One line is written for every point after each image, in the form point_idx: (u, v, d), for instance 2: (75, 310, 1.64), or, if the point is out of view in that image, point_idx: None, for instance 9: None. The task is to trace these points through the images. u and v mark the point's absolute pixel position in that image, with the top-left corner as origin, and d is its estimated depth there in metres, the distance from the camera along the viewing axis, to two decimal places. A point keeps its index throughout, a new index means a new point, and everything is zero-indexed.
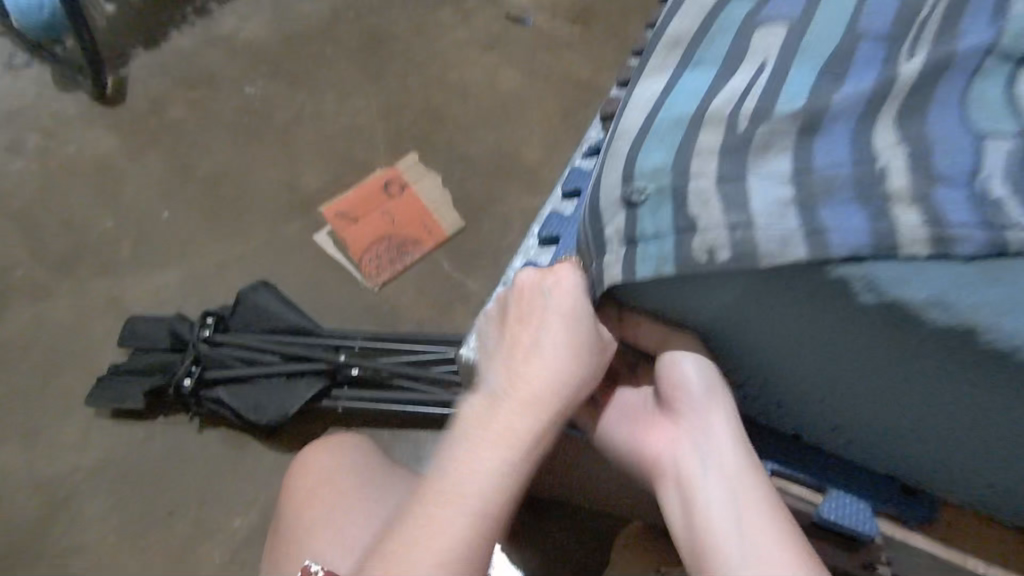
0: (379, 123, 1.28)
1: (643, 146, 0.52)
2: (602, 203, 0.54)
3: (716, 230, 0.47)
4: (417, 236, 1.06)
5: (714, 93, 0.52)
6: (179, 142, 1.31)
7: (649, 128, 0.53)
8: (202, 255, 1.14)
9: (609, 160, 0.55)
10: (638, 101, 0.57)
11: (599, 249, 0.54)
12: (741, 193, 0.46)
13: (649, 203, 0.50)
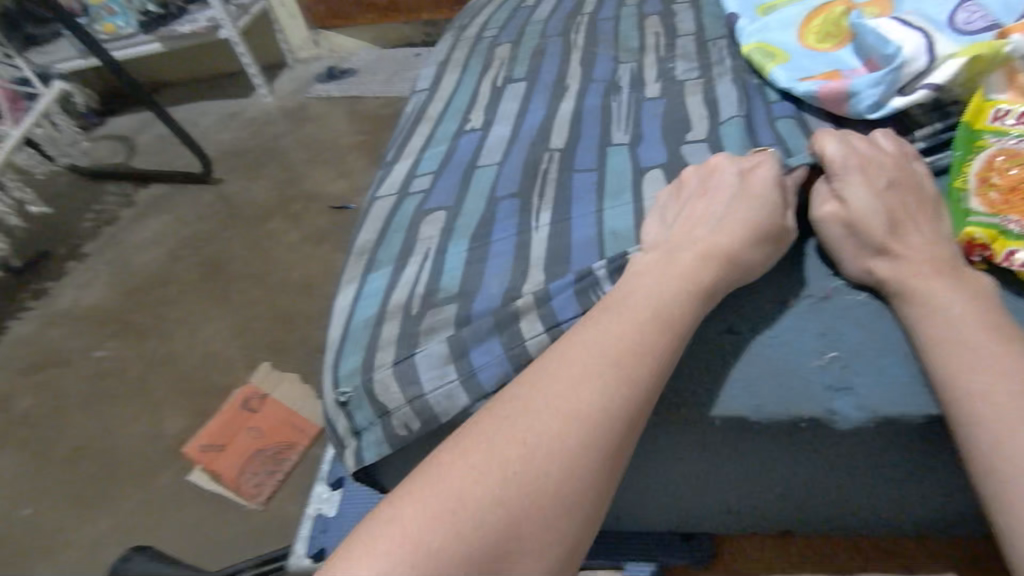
0: (233, 344, 1.33)
1: (346, 347, 0.55)
2: (328, 402, 0.56)
3: (410, 408, 0.50)
4: (289, 441, 1.07)
5: (393, 288, 0.57)
6: (32, 431, 1.28)
7: (352, 327, 0.56)
8: (73, 542, 1.06)
9: (335, 352, 0.56)
10: (345, 296, 0.60)
11: (339, 444, 0.55)
12: (421, 369, 0.50)
13: (358, 400, 0.53)
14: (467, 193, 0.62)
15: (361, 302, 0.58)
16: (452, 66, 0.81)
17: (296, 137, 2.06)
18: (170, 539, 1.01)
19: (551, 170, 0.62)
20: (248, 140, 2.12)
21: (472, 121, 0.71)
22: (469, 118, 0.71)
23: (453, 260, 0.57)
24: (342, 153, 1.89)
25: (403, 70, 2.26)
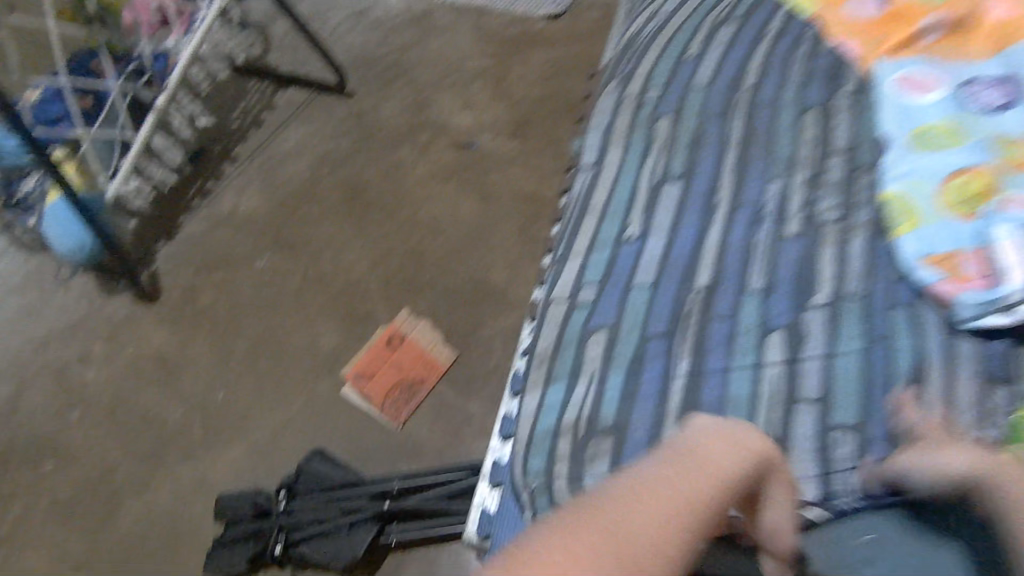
0: (371, 275, 1.54)
1: (530, 452, 0.87)
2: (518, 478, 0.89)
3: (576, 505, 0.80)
4: (422, 376, 1.32)
5: (566, 408, 0.86)
6: (217, 325, 1.58)
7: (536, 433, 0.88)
8: (260, 427, 1.38)
9: (530, 456, 0.88)
10: (528, 406, 0.92)
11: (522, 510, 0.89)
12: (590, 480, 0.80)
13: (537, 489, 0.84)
14: (623, 319, 0.87)
15: (543, 417, 0.89)
16: (618, 130, 1.03)
17: (419, 51, 2.11)
18: (334, 440, 1.31)
19: (696, 314, 0.83)
20: (374, 47, 2.18)
21: (632, 225, 0.94)
22: (631, 223, 0.94)
23: (612, 392, 0.83)
24: (467, 79, 1.94)
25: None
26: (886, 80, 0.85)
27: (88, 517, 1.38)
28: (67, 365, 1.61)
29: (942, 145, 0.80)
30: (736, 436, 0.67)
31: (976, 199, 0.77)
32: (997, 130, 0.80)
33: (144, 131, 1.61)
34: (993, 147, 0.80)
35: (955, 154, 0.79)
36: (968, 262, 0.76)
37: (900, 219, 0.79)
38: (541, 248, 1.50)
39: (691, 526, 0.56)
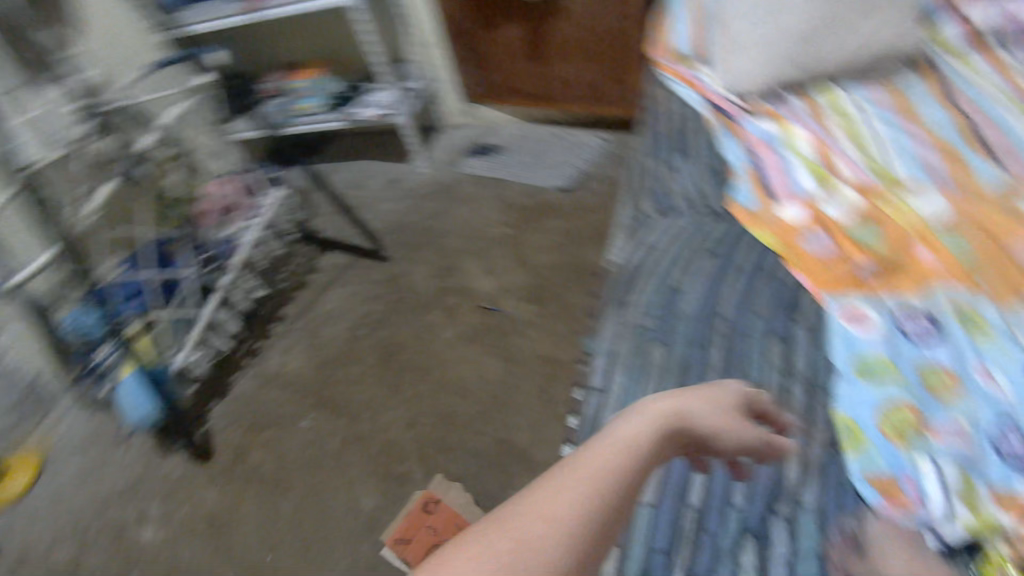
0: (407, 438, 1.71)
1: None
2: None
3: None
4: (456, 540, 1.43)
5: None
6: (265, 484, 1.74)
7: None
8: None
9: None
10: None
11: None
12: None
13: None
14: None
15: None
16: (625, 358, 1.01)
17: (447, 218, 2.39)
18: None
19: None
20: (407, 215, 2.47)
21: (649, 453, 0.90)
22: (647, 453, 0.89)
23: None
24: (490, 248, 2.19)
25: (543, 155, 2.50)
26: (834, 319, 0.94)
27: None
28: (127, 523, 1.76)
29: (879, 379, 0.84)
30: (728, 415, 0.73)
31: (912, 427, 0.77)
32: (927, 360, 0.85)
33: (210, 306, 1.86)
34: (922, 377, 0.83)
35: (885, 389, 0.83)
36: (903, 486, 0.74)
37: (849, 442, 0.80)
38: (559, 409, 1.66)
39: (632, 469, 0.60)
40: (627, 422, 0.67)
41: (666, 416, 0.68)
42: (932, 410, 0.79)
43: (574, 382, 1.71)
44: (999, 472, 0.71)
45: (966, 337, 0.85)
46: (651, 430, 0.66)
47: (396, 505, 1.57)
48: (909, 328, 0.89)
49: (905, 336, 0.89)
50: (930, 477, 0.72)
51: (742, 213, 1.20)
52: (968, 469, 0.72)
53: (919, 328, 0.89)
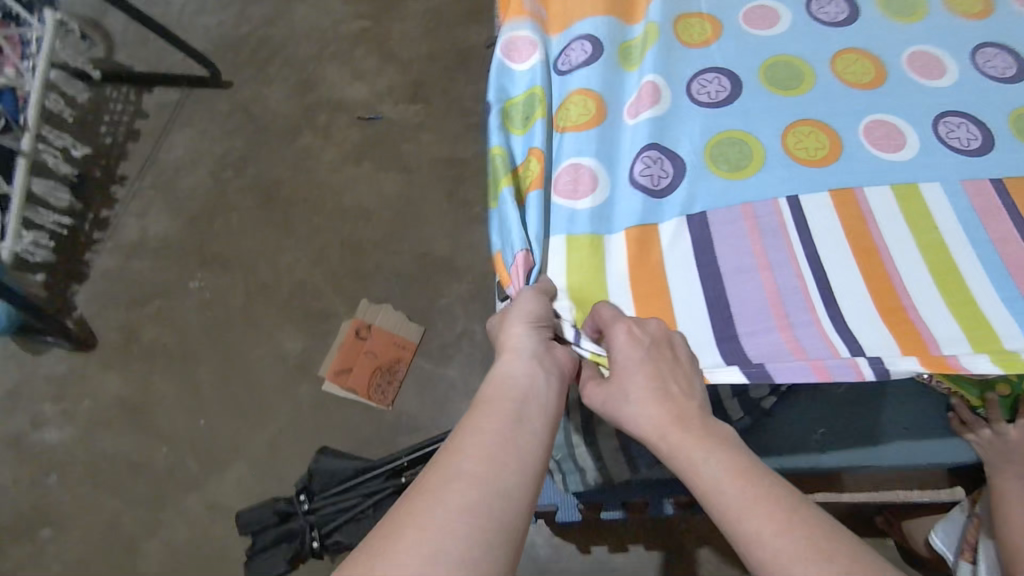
0: (318, 274, 1.57)
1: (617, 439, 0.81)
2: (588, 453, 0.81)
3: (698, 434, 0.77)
4: (396, 358, 1.41)
5: None
6: (171, 359, 1.56)
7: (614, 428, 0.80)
8: (258, 439, 1.43)
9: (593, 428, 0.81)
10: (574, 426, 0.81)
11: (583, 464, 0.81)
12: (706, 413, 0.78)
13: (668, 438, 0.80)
14: None
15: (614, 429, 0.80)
16: None
17: (287, 21, 1.98)
18: (337, 432, 1.40)
19: None
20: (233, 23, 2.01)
21: None
22: None
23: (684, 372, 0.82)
24: (347, 47, 1.88)
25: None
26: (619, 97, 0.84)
27: (107, 567, 1.38)
28: (20, 435, 1.54)
29: (788, 84, 0.82)
30: (668, 371, 0.64)
31: (826, 145, 0.78)
32: (835, 48, 0.84)
33: (19, 177, 1.49)
34: (806, 81, 0.83)
35: (762, 100, 0.82)
36: (744, 289, 0.73)
37: (726, 166, 0.78)
38: (473, 211, 1.57)
39: (508, 475, 0.54)
40: (500, 369, 0.65)
41: (541, 390, 0.63)
42: (813, 108, 0.81)
43: (479, 181, 1.61)
44: (943, 169, 0.76)
45: (841, 39, 0.85)
46: (515, 384, 0.63)
47: (327, 340, 1.49)
48: (697, 92, 0.83)
49: (819, 21, 0.86)
50: (794, 283, 0.72)
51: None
52: (908, 182, 0.76)
53: (716, 84, 0.83)
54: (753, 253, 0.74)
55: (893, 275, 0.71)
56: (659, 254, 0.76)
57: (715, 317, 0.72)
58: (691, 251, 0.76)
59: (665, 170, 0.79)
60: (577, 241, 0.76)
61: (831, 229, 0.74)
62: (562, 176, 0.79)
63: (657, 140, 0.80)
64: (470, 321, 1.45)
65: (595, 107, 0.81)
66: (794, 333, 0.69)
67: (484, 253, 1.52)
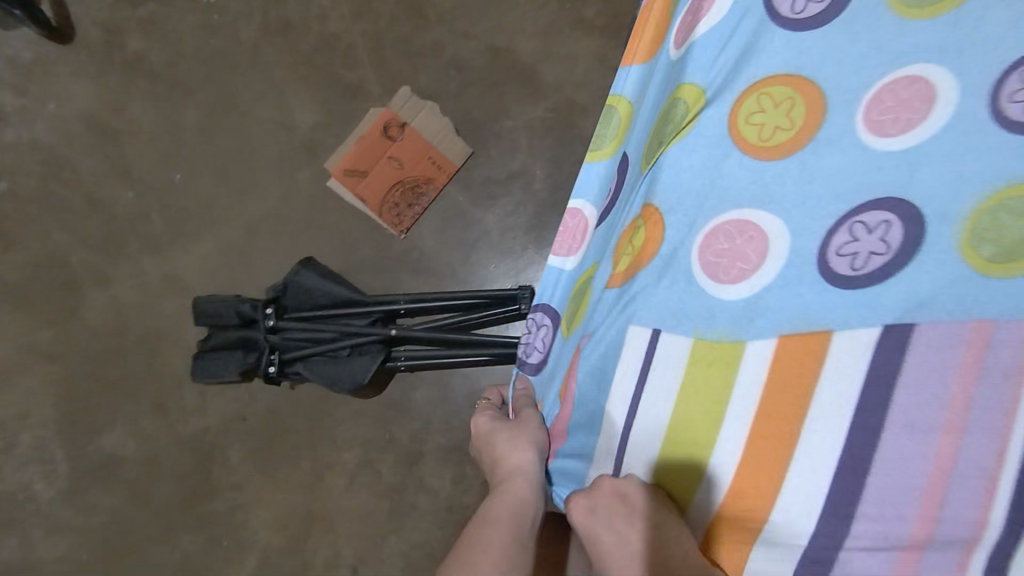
0: (357, 35, 1.17)
1: None
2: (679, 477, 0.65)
3: None
4: (427, 177, 1.08)
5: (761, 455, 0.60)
6: (159, 88, 1.22)
7: None
8: (242, 218, 1.16)
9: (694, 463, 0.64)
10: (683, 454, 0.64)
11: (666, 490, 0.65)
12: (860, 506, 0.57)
13: None
14: None
15: None
16: None
17: None
18: (333, 243, 1.12)
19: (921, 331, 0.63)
20: None
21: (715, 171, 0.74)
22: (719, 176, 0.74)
23: None
24: None
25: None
26: (857, 95, 0.51)
27: (50, 308, 1.18)
28: None
29: None
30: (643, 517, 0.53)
31: None
32: None
33: None
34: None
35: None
36: (905, 446, 0.46)
37: (991, 250, 0.44)
38: (582, 12, 1.12)
39: None
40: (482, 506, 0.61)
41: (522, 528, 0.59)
42: None
43: None
44: None
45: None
46: (493, 515, 0.59)
47: (348, 127, 1.15)
48: (1011, 92, 0.45)
49: None
50: (984, 472, 0.43)
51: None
52: None
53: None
54: (946, 402, 0.45)
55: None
56: (816, 372, 0.48)
57: (842, 474, 0.47)
58: (863, 368, 0.47)
59: (885, 240, 0.48)
60: (706, 350, 0.53)
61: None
62: (707, 245, 0.55)
63: (892, 189, 0.48)
64: (531, 161, 1.09)
65: (806, 118, 0.53)
66: (933, 526, 0.44)
67: (577, 76, 1.11)
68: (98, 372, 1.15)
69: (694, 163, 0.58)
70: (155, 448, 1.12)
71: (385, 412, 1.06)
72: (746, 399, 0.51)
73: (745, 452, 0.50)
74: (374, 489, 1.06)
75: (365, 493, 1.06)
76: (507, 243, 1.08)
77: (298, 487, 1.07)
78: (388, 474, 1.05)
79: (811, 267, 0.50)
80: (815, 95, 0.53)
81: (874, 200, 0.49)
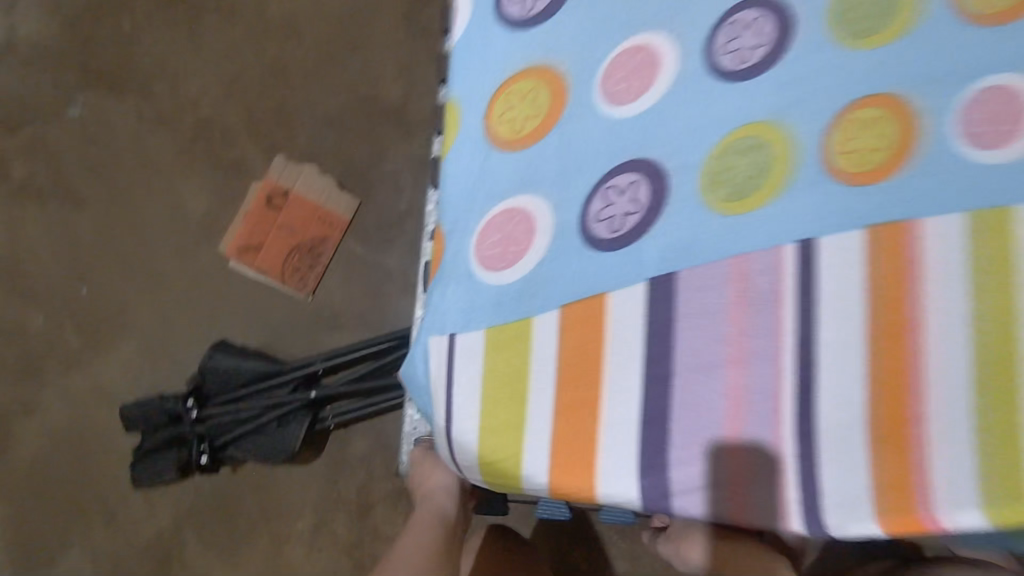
0: (231, 113, 1.19)
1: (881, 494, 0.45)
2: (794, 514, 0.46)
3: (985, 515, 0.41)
4: (320, 236, 1.10)
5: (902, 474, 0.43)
6: (46, 206, 1.21)
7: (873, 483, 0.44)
8: (152, 315, 1.16)
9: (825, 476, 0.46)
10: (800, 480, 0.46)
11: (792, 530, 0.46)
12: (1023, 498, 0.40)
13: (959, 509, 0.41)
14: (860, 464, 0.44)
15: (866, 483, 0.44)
16: None
17: None
18: (243, 319, 1.12)
19: None
20: None
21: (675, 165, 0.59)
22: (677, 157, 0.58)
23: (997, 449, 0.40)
24: None
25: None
26: (594, 69, 0.47)
27: None
28: None
29: (869, 30, 0.40)
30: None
31: (885, 149, 0.39)
32: None
33: None
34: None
35: (827, 45, 0.41)
36: (705, 394, 0.40)
37: (727, 192, 0.42)
38: (438, 48, 1.17)
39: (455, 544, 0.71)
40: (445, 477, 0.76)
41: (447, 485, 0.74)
42: (893, 80, 0.39)
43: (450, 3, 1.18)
44: None
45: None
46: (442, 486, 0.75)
47: (237, 204, 1.16)
48: (724, 45, 0.43)
49: None
50: (768, 393, 0.39)
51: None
52: None
53: (761, 34, 0.42)
54: (727, 335, 0.40)
55: (918, 370, 0.36)
56: (603, 335, 0.43)
57: (648, 432, 0.41)
58: (642, 318, 0.42)
59: (638, 200, 0.44)
60: (498, 337, 0.47)
61: (850, 291, 0.38)
62: (482, 236, 0.49)
63: (638, 150, 0.45)
64: (418, 197, 1.12)
65: (553, 100, 0.48)
66: (747, 480, 0.39)
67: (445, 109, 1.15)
68: (40, 502, 1.12)
69: (467, 163, 0.52)
70: (111, 562, 1.10)
71: (329, 472, 1.06)
72: (543, 398, 0.44)
73: (554, 440, 0.44)
74: (334, 550, 1.06)
75: (326, 555, 1.06)
76: (412, 280, 1.09)
77: (259, 566, 1.06)
78: (343, 531, 1.06)
79: (575, 236, 0.45)
80: (559, 80, 0.48)
81: (625, 163, 0.45)
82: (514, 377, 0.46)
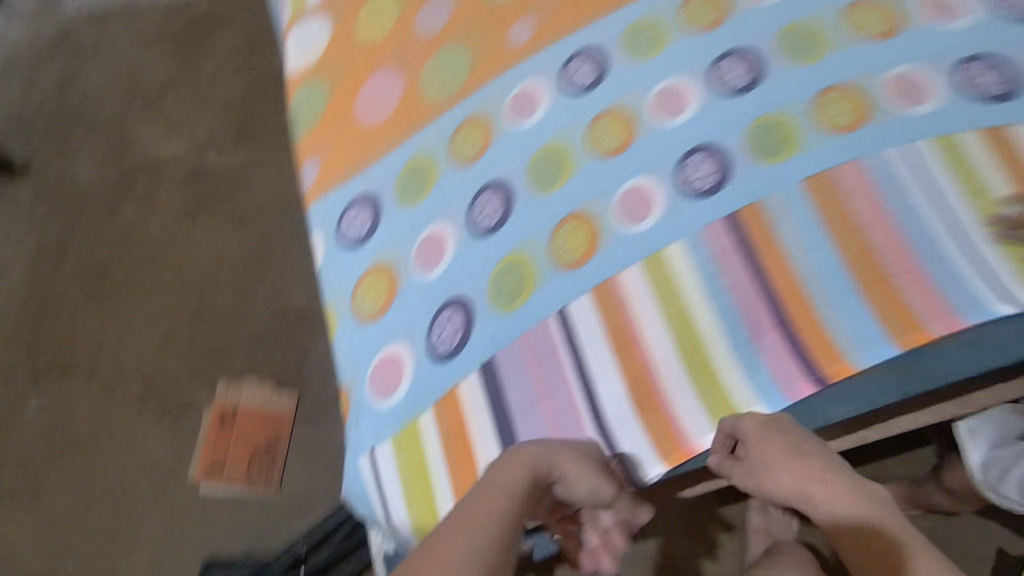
0: (168, 360, 1.34)
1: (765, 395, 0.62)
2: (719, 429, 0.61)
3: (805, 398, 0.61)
4: (272, 435, 1.26)
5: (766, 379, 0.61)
6: (14, 502, 1.29)
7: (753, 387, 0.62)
8: (137, 564, 1.23)
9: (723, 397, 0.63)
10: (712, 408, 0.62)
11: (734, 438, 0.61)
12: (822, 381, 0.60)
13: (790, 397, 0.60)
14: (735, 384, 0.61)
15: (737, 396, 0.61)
16: None
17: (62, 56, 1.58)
18: (224, 531, 1.23)
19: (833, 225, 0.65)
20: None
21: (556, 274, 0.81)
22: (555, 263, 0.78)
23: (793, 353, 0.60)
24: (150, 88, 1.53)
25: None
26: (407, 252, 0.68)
27: None
28: None
29: (552, 182, 0.67)
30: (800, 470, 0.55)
31: (584, 243, 0.64)
32: (561, 137, 0.68)
33: None
34: (575, 160, 0.67)
35: (537, 200, 0.66)
36: (533, 425, 0.60)
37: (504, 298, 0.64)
38: None
39: None
40: None
41: None
42: (571, 205, 0.66)
43: None
44: (758, 186, 0.63)
45: (621, 21, 0.71)
46: None
47: (192, 434, 1.30)
48: (477, 214, 0.68)
49: (563, 85, 0.71)
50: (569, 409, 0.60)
51: (335, 140, 0.75)
52: (762, 143, 0.64)
53: (497, 205, 0.67)
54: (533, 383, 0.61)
55: (649, 364, 0.59)
56: (463, 414, 0.61)
57: None
58: (482, 393, 0.61)
59: (456, 324, 0.64)
60: (404, 445, 0.62)
61: (591, 330, 0.61)
62: (375, 386, 0.64)
63: (449, 293, 0.65)
64: None
65: (391, 289, 0.67)
66: None
67: None
68: None
69: (351, 346, 0.66)
70: None
71: None
72: (439, 473, 0.61)
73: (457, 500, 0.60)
74: None
75: None
76: None
77: None
78: None
79: (428, 359, 0.63)
80: (390, 269, 0.68)
81: (443, 303, 0.65)
82: (417, 468, 0.62)
